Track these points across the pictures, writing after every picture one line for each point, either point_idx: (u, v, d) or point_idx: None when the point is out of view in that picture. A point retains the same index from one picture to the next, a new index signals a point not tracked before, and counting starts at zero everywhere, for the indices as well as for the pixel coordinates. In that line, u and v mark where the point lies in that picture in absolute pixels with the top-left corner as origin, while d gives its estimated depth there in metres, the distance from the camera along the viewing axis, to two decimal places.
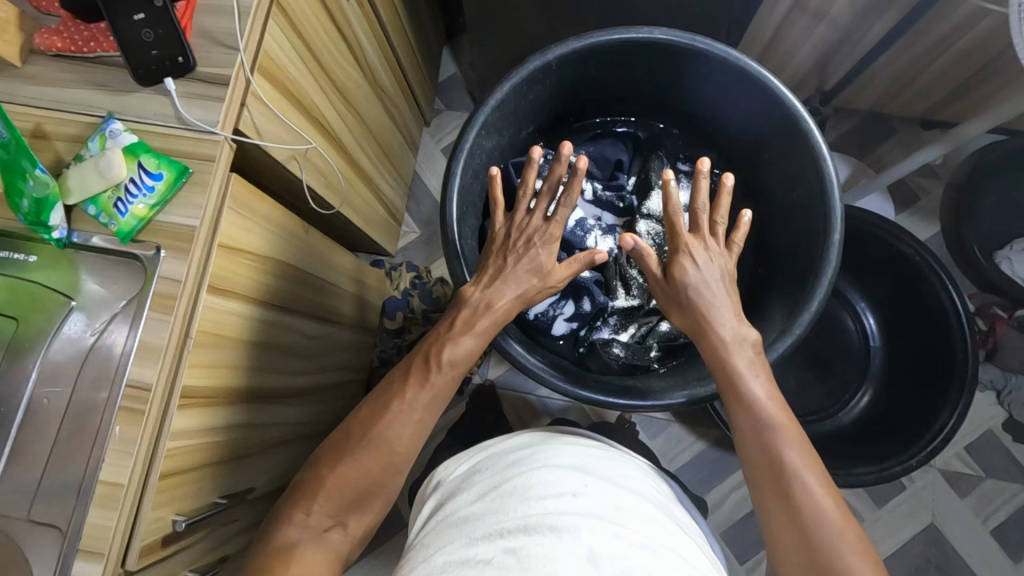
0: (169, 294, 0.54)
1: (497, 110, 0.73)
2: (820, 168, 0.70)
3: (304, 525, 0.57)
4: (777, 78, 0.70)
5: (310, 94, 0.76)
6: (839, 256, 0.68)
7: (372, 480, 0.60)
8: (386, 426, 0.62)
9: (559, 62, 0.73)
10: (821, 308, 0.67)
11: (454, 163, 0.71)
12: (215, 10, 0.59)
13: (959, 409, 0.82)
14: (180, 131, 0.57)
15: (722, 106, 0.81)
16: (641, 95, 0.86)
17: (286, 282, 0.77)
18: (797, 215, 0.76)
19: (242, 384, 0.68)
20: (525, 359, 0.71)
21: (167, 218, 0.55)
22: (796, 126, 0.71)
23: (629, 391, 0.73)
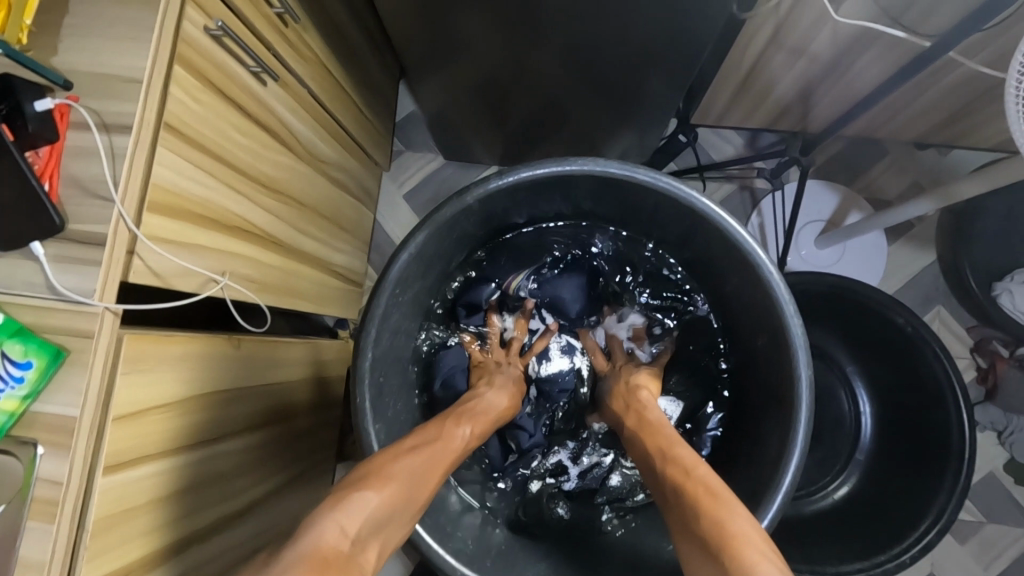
0: (50, 499, 0.48)
1: (415, 261, 0.63)
2: (782, 325, 0.62)
3: (328, 544, 0.50)
4: (734, 219, 0.61)
5: (227, 204, 0.68)
6: (806, 433, 0.61)
7: (395, 516, 0.57)
8: (418, 466, 0.61)
9: (480, 200, 0.64)
10: (801, 467, 0.60)
11: (363, 337, 0.61)
12: (84, 152, 0.52)
13: (953, 503, 0.76)
14: (52, 303, 0.50)
15: (678, 233, 0.72)
16: (590, 211, 0.76)
17: (218, 409, 0.71)
18: (766, 367, 0.68)
19: (168, 543, 0.63)
20: (456, 569, 0.63)
21: (44, 406, 0.49)
22: (757, 275, 0.62)
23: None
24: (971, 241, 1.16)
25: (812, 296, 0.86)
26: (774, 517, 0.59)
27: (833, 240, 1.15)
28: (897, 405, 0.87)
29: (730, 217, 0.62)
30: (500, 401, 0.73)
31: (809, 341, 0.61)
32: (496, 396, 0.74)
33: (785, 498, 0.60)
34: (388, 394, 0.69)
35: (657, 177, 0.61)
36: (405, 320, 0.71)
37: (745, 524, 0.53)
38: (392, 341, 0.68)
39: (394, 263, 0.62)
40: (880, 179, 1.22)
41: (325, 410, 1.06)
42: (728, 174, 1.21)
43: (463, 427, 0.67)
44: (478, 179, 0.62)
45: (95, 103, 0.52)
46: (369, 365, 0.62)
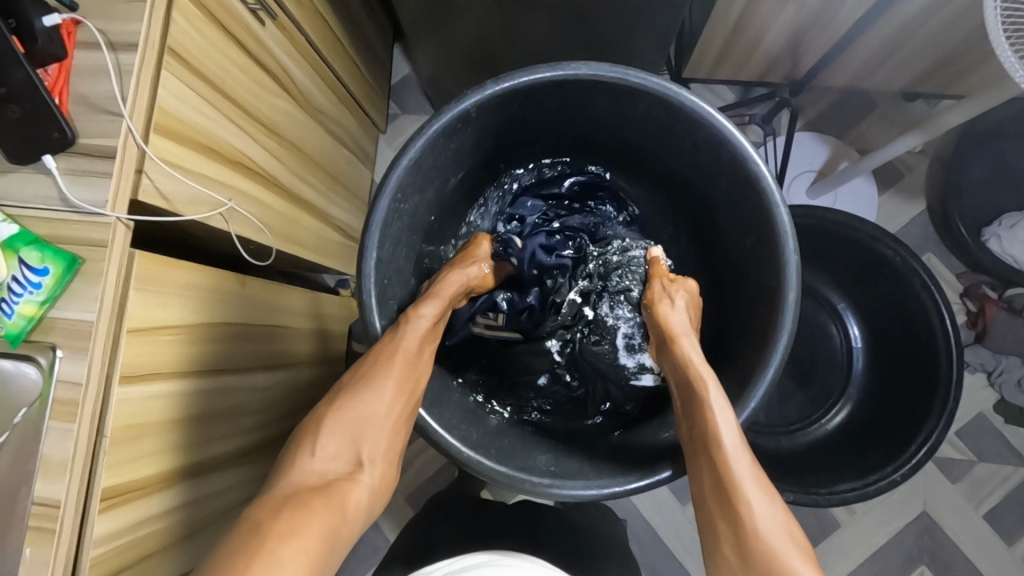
0: (70, 401, 0.50)
1: (414, 169, 0.65)
2: (771, 219, 0.64)
3: (311, 473, 0.60)
4: (723, 118, 0.64)
5: (229, 138, 0.69)
6: (795, 315, 0.63)
7: (376, 429, 0.64)
8: (378, 374, 0.65)
9: (477, 109, 0.66)
10: (788, 351, 0.63)
11: (366, 239, 0.63)
12: (92, 71, 0.53)
13: (946, 416, 0.78)
14: (65, 215, 0.52)
15: (667, 144, 0.74)
16: (581, 130, 0.78)
17: (225, 343, 0.73)
18: (753, 265, 0.70)
19: (181, 462, 0.65)
20: (462, 453, 0.65)
21: (61, 313, 0.51)
22: (747, 173, 0.65)
23: (574, 473, 0.68)
24: (960, 188, 1.17)
25: (802, 229, 0.88)
26: (755, 408, 0.63)
27: (823, 189, 1.17)
28: (887, 335, 0.90)
29: (718, 120, 0.64)
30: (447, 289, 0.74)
31: (795, 229, 0.63)
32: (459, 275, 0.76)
33: (774, 377, 0.63)
34: (389, 299, 0.71)
35: (647, 80, 0.64)
36: (406, 233, 0.73)
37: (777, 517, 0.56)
38: (393, 251, 0.70)
39: (395, 173, 0.64)
40: (869, 130, 1.24)
41: (327, 363, 1.08)
42: None
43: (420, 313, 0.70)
44: (473, 87, 0.64)
45: (101, 23, 0.54)
46: (374, 265, 0.64)
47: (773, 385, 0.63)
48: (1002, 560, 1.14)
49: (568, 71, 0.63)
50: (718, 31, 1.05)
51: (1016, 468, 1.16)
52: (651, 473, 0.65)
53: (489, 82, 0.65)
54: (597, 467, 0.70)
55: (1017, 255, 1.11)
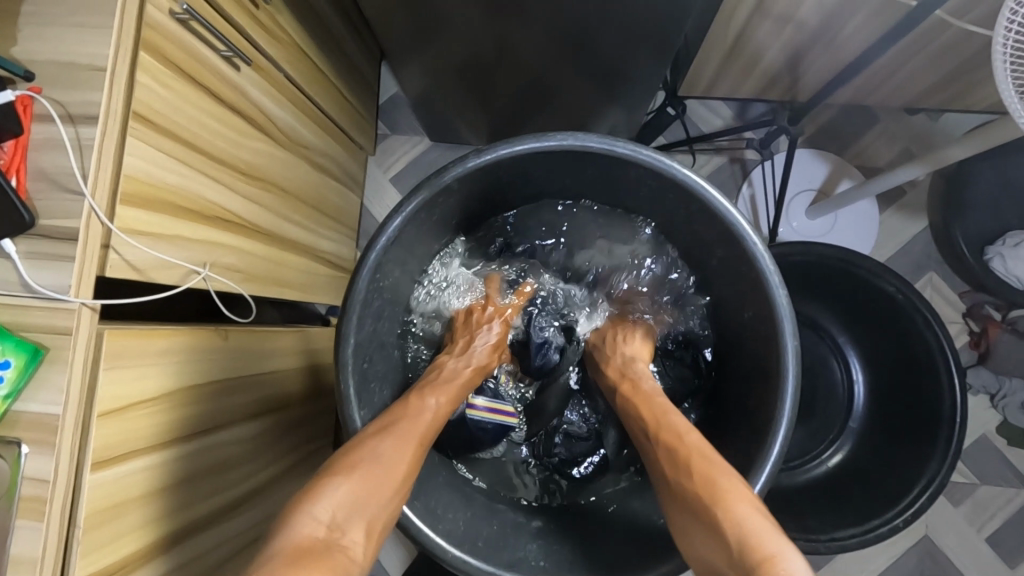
0: (38, 498, 0.48)
1: (394, 244, 0.62)
2: (768, 297, 0.61)
3: (306, 535, 0.52)
4: (716, 190, 0.60)
5: (206, 195, 0.66)
6: (794, 403, 0.60)
7: (374, 498, 0.57)
8: (386, 446, 0.60)
9: (458, 180, 0.62)
10: (787, 442, 0.60)
11: (343, 326, 0.59)
12: (51, 145, 0.51)
13: (949, 465, 0.76)
14: (27, 301, 0.49)
15: (660, 209, 0.70)
16: (569, 189, 0.74)
17: (208, 403, 0.70)
18: (752, 339, 0.67)
19: (163, 539, 0.63)
20: (448, 552, 0.61)
21: (26, 406, 0.49)
22: (741, 246, 0.61)
23: (567, 567, 0.64)
24: (962, 205, 1.15)
25: (801, 267, 0.85)
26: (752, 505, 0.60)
27: (824, 209, 1.14)
28: (889, 374, 0.88)
29: (712, 187, 0.61)
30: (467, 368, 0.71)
31: (795, 310, 0.60)
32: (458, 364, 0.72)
33: (774, 469, 0.60)
34: (372, 380, 0.67)
35: (637, 150, 0.60)
36: (389, 304, 0.69)
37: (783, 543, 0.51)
38: (374, 327, 0.67)
39: (373, 252, 0.60)
40: (871, 146, 1.21)
41: (320, 398, 1.06)
42: (717, 146, 1.20)
43: (429, 398, 0.66)
44: (454, 158, 0.60)
45: (58, 94, 0.51)
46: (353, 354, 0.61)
47: (773, 478, 0.59)
48: None
49: (555, 142, 0.59)
50: (714, 52, 1.01)
51: (1019, 490, 1.15)
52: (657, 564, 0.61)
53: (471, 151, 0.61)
54: (592, 559, 0.66)
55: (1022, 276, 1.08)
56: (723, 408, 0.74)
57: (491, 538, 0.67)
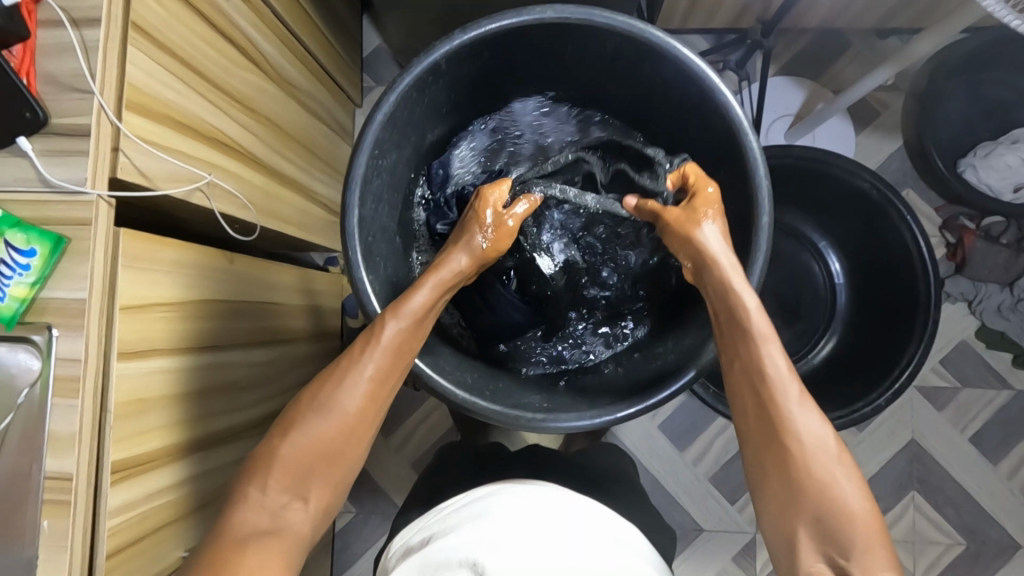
0: (71, 377, 0.51)
1: (389, 125, 0.65)
2: (742, 149, 0.64)
3: (252, 518, 0.56)
4: (689, 54, 0.63)
5: (205, 115, 0.69)
6: (770, 238, 0.63)
7: (314, 467, 0.60)
8: (323, 411, 0.61)
9: (447, 60, 0.65)
10: (762, 277, 0.64)
11: (347, 194, 0.62)
12: (56, 50, 0.53)
13: (926, 336, 0.81)
14: (46, 196, 0.52)
15: (636, 88, 0.74)
16: (550, 80, 0.77)
17: (220, 319, 0.73)
18: (729, 196, 0.70)
19: (186, 433, 0.66)
20: (459, 397, 0.64)
21: (53, 294, 0.52)
22: (715, 104, 0.65)
23: (570, 407, 0.67)
24: (935, 120, 1.19)
25: (781, 170, 0.89)
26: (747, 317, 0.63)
27: (802, 133, 1.18)
28: (866, 268, 0.93)
29: (685, 55, 0.64)
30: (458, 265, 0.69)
31: (765, 155, 0.64)
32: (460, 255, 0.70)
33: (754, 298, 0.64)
34: (378, 256, 0.70)
35: (613, 19, 0.63)
36: (387, 194, 0.72)
37: (857, 497, 0.54)
38: (376, 210, 0.69)
39: (370, 128, 0.63)
40: (845, 70, 1.24)
41: (324, 338, 1.09)
42: None
43: (390, 322, 0.63)
44: (440, 40, 0.63)
45: (61, 0, 0.53)
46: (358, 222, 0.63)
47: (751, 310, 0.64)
48: (989, 479, 1.19)
49: (535, 16, 0.63)
50: None
51: (998, 391, 1.20)
52: (653, 394, 0.65)
53: (455, 33, 0.65)
54: (592, 401, 0.68)
55: (992, 183, 1.13)
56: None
57: (493, 392, 0.69)
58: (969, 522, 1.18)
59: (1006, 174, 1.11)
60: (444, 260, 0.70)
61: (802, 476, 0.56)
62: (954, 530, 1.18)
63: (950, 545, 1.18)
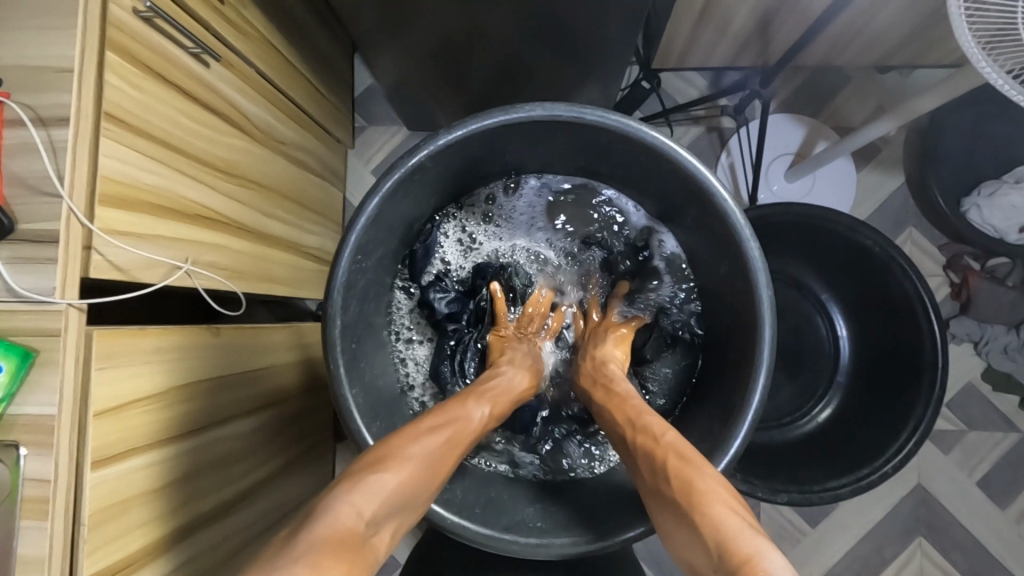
0: (41, 498, 0.49)
1: (373, 224, 0.62)
2: (741, 252, 0.62)
3: (344, 525, 0.50)
4: (686, 149, 0.61)
5: (186, 195, 0.66)
6: (772, 351, 0.61)
7: (411, 498, 0.56)
8: (433, 450, 0.59)
9: (434, 158, 0.63)
10: (765, 396, 0.61)
11: (328, 307, 0.60)
12: (23, 150, 0.51)
13: (931, 406, 0.79)
14: (13, 305, 0.50)
15: (632, 177, 0.71)
16: (544, 164, 0.74)
17: (206, 407, 0.71)
18: (729, 294, 0.68)
19: (169, 538, 0.64)
20: (447, 520, 0.62)
21: (22, 408, 0.49)
22: (712, 204, 0.62)
23: (564, 526, 0.66)
24: (937, 158, 1.16)
25: (780, 227, 0.87)
26: (740, 449, 0.61)
27: (802, 173, 1.16)
28: (871, 325, 0.90)
29: (683, 150, 0.62)
30: (522, 381, 0.71)
31: (767, 264, 0.61)
32: (515, 373, 0.72)
33: (755, 416, 0.61)
34: (362, 360, 0.68)
35: (606, 116, 0.60)
36: (374, 284, 0.70)
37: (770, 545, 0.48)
38: (360, 308, 0.67)
39: (353, 233, 0.61)
40: (846, 106, 1.22)
41: (318, 392, 1.07)
42: (693, 116, 1.21)
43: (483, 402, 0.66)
44: (426, 137, 0.61)
45: (26, 98, 0.51)
46: (340, 333, 0.61)
47: (753, 429, 0.61)
48: (998, 524, 1.17)
49: (524, 114, 0.60)
50: (682, 25, 1.02)
51: (1006, 434, 1.18)
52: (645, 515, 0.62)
53: (442, 128, 0.62)
54: (585, 519, 0.66)
55: (998, 224, 1.10)
56: (707, 364, 0.75)
57: (484, 505, 0.67)
58: (978, 568, 1.16)
59: (1011, 216, 1.08)
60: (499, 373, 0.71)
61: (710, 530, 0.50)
62: None
63: None
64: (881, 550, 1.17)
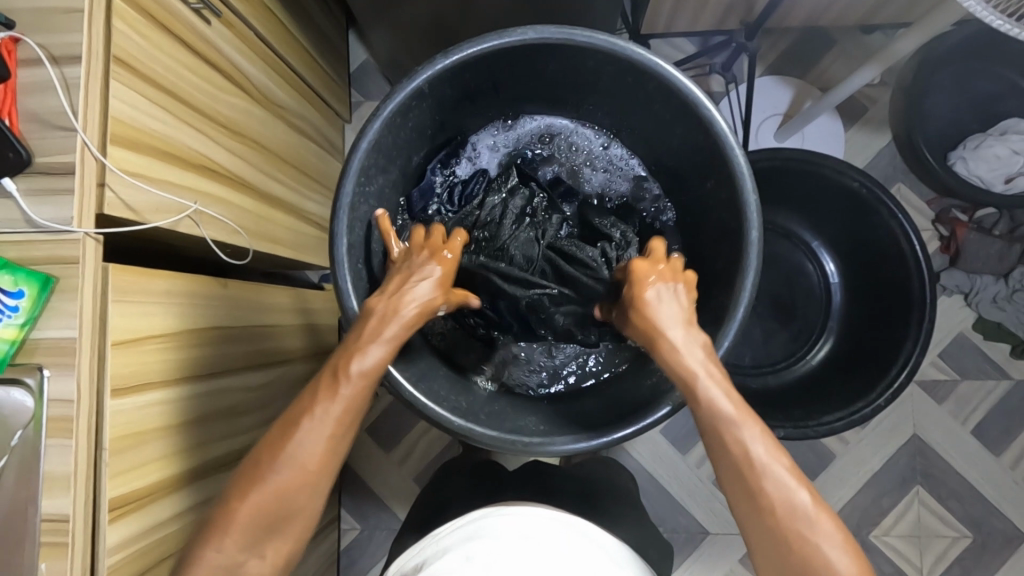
0: (64, 417, 0.51)
1: (374, 151, 0.64)
2: (728, 160, 0.64)
3: (207, 573, 0.52)
4: (672, 68, 0.63)
5: (193, 144, 0.68)
6: (758, 252, 0.63)
7: (282, 515, 0.55)
8: (296, 458, 0.56)
9: (431, 83, 0.65)
10: (755, 288, 0.63)
11: (336, 223, 0.62)
12: (37, 88, 0.53)
13: (922, 335, 0.81)
14: (33, 236, 0.52)
15: (622, 103, 0.74)
16: (535, 96, 0.77)
17: (215, 347, 0.73)
18: (716, 206, 0.70)
19: (184, 465, 0.65)
20: (454, 423, 0.63)
21: (43, 333, 0.52)
22: (700, 117, 0.64)
23: (565, 428, 0.67)
24: (923, 114, 1.19)
25: (767, 173, 0.89)
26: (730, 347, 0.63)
27: (790, 132, 1.18)
28: (860, 268, 0.93)
29: (670, 70, 0.64)
30: (428, 294, 0.65)
31: (752, 168, 0.64)
32: (421, 287, 0.66)
33: (744, 315, 0.63)
34: (368, 284, 0.69)
35: (594, 36, 0.63)
36: (376, 217, 0.72)
37: (843, 557, 0.52)
38: (365, 236, 0.69)
39: (356, 154, 0.63)
40: (832, 67, 1.24)
41: (322, 356, 1.09)
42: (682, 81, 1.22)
43: (347, 382, 0.59)
44: (423, 62, 0.63)
45: (40, 38, 0.53)
46: (347, 250, 0.63)
47: (744, 323, 0.63)
48: (992, 471, 1.19)
49: (516, 36, 0.62)
50: None
51: (999, 382, 1.20)
52: (642, 417, 0.64)
53: (438, 56, 0.64)
54: (588, 423, 0.68)
55: (982, 175, 1.13)
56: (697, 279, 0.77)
57: (490, 417, 0.69)
58: (974, 514, 1.18)
59: (996, 166, 1.11)
60: (395, 302, 0.64)
61: (793, 544, 0.53)
62: (960, 523, 1.18)
63: (956, 538, 1.18)
64: (879, 500, 1.19)
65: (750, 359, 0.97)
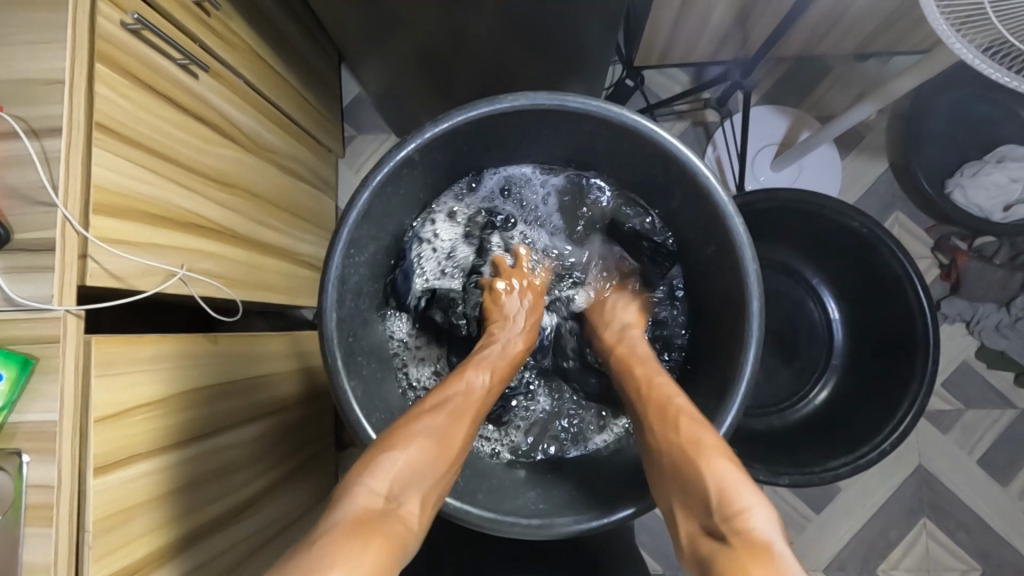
0: (44, 504, 0.50)
1: (364, 220, 0.63)
2: (726, 228, 0.63)
3: (361, 506, 0.55)
4: (666, 133, 0.62)
5: (181, 204, 0.67)
6: (761, 324, 0.62)
7: (429, 470, 0.59)
8: (440, 422, 0.62)
9: (422, 151, 0.64)
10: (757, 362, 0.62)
11: (324, 299, 0.61)
12: (18, 162, 0.52)
13: (926, 384, 0.80)
14: (13, 314, 0.51)
15: (618, 165, 0.72)
16: (530, 156, 0.76)
17: (207, 410, 0.71)
18: (716, 271, 0.69)
19: (175, 537, 0.64)
20: (449, 505, 0.62)
21: (24, 416, 0.50)
22: (697, 184, 0.63)
23: (563, 502, 0.66)
24: (921, 142, 1.18)
25: (767, 213, 0.87)
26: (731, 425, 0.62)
27: (787, 162, 1.17)
28: (863, 308, 0.91)
29: (664, 133, 0.63)
30: (517, 346, 0.71)
31: (752, 238, 0.62)
32: (511, 339, 0.72)
33: (747, 388, 0.62)
34: (359, 354, 0.68)
35: (588, 102, 0.62)
36: (367, 280, 0.71)
37: None
38: (355, 303, 0.68)
39: (346, 226, 0.62)
40: (827, 95, 1.24)
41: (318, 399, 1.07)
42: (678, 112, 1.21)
43: (479, 373, 0.68)
44: (413, 131, 0.62)
45: (20, 111, 0.52)
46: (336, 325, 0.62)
47: (747, 398, 0.62)
48: (1000, 502, 1.17)
49: (508, 104, 0.61)
50: (659, 27, 1.04)
51: (1004, 411, 1.19)
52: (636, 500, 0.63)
53: (428, 122, 0.64)
54: (587, 495, 0.67)
55: (982, 204, 1.11)
56: (699, 340, 0.75)
57: (486, 491, 0.67)
58: (983, 547, 1.16)
59: (996, 194, 1.09)
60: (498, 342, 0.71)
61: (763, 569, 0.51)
62: (970, 555, 1.16)
63: (966, 571, 1.16)
64: (887, 533, 1.17)
65: (752, 399, 0.96)
